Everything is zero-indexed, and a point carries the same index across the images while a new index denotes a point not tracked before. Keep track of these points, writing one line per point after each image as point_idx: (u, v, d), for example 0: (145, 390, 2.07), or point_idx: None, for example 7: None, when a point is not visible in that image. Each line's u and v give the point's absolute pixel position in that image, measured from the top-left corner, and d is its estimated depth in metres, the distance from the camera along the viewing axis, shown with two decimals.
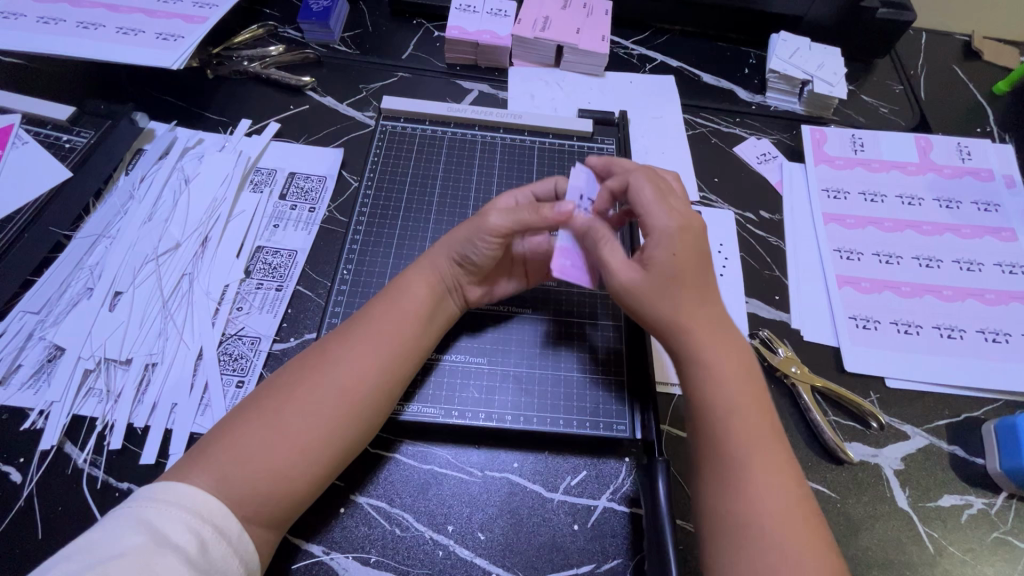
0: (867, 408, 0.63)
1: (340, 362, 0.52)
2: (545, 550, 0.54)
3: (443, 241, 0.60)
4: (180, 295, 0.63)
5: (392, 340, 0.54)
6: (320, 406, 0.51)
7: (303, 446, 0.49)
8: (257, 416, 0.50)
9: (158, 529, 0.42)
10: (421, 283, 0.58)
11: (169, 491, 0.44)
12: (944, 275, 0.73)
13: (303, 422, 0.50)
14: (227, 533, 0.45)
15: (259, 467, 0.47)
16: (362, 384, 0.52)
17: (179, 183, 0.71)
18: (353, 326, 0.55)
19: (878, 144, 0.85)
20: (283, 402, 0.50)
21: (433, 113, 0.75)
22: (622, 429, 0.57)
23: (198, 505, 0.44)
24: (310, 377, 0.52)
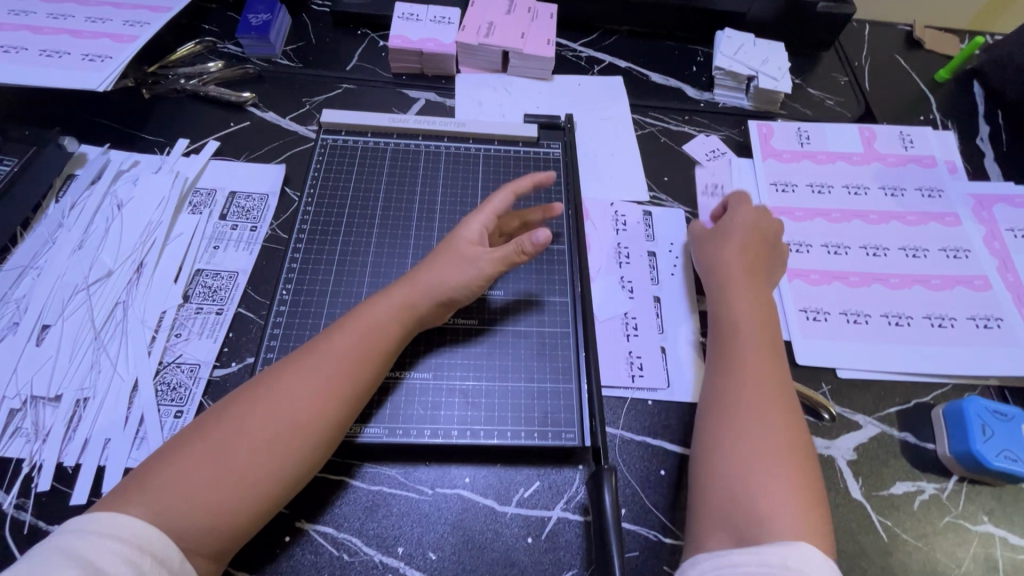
0: (818, 400, 0.63)
1: (298, 395, 0.50)
2: (499, 566, 0.53)
3: (420, 267, 0.58)
4: (114, 325, 0.61)
5: (354, 368, 0.52)
6: (273, 437, 0.49)
7: (248, 477, 0.47)
8: (204, 444, 0.48)
9: (89, 561, 0.40)
10: (387, 304, 0.55)
11: (102, 522, 0.42)
12: (891, 263, 0.74)
13: (254, 454, 0.48)
14: (167, 562, 0.43)
15: (202, 498, 0.46)
16: (318, 415, 0.50)
17: (112, 208, 0.69)
18: (313, 351, 0.53)
19: (823, 136, 0.86)
20: (232, 431, 0.49)
21: (376, 125, 0.74)
22: (571, 437, 0.56)
23: (134, 534, 0.42)
24: (265, 405, 0.50)
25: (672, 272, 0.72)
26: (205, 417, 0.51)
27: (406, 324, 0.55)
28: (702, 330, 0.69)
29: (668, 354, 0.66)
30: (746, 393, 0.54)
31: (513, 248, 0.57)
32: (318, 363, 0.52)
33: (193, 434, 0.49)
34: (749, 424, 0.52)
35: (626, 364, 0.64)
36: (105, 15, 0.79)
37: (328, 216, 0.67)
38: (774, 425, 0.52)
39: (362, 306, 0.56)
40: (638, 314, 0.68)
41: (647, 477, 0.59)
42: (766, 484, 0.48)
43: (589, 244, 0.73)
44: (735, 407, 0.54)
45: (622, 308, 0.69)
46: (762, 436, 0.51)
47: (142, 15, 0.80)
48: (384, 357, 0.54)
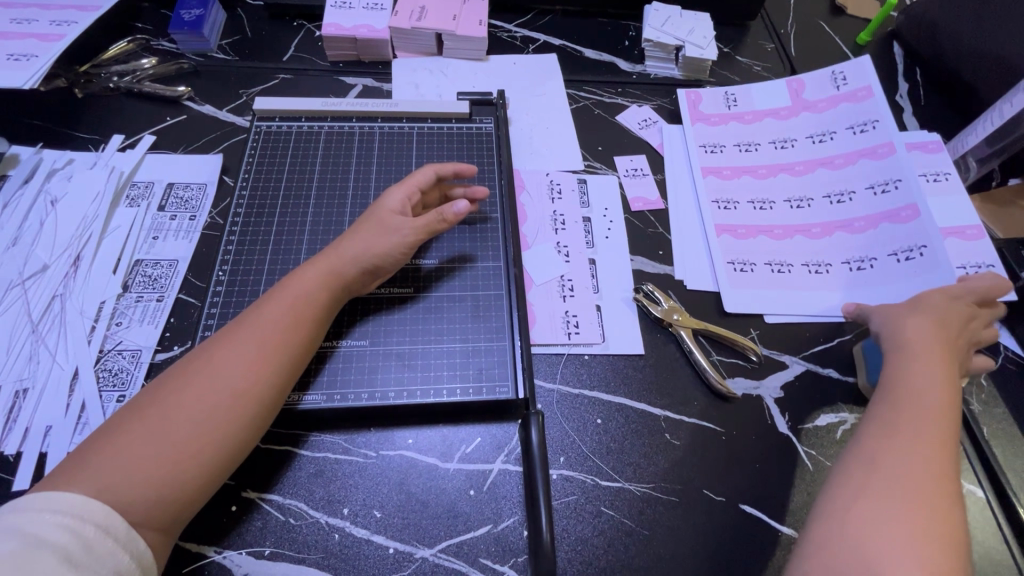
0: (745, 343, 0.67)
1: (231, 362, 0.52)
2: (443, 518, 0.55)
3: (346, 238, 0.60)
4: (52, 317, 0.61)
5: (287, 334, 0.54)
6: (214, 407, 0.50)
7: (195, 447, 0.48)
8: (142, 423, 0.48)
9: (28, 533, 0.40)
10: (313, 271, 0.58)
11: (39, 500, 0.42)
12: (813, 213, 0.78)
13: (197, 425, 0.49)
14: (114, 530, 0.43)
15: (145, 475, 0.46)
16: (257, 379, 0.52)
17: (46, 205, 0.69)
18: (242, 323, 0.54)
19: (750, 97, 0.90)
20: (170, 407, 0.49)
21: (309, 109, 0.76)
22: (506, 391, 0.59)
23: (74, 507, 0.42)
24: (200, 378, 0.51)
25: (606, 235, 0.75)
26: (139, 398, 0.51)
27: (333, 289, 0.58)
28: (637, 286, 0.71)
29: (602, 311, 0.69)
30: (913, 442, 0.50)
31: (435, 218, 0.61)
32: (250, 333, 0.53)
33: (128, 416, 0.49)
34: (905, 474, 0.48)
35: (562, 322, 0.67)
36: (31, 16, 0.79)
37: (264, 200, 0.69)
38: (900, 531, 0.44)
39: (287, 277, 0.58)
40: (573, 276, 0.71)
41: (583, 425, 0.61)
42: (893, 543, 0.44)
43: (524, 213, 0.76)
44: (863, 502, 0.47)
45: (557, 271, 0.71)
46: (885, 533, 0.44)
47: (68, 15, 0.80)
48: (315, 322, 0.56)
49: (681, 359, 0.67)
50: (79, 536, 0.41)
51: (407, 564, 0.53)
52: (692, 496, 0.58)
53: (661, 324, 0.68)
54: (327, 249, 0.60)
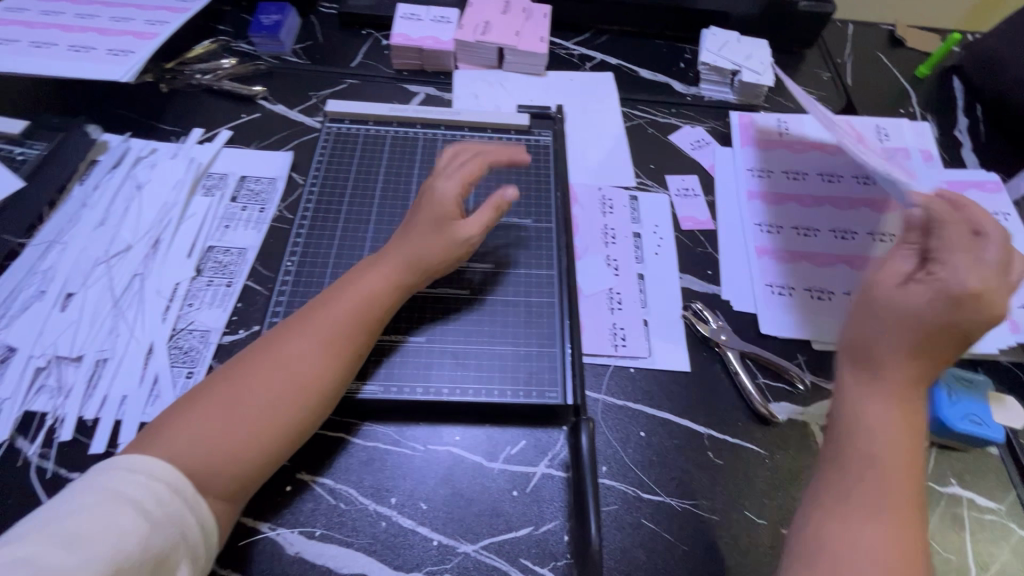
0: (790, 369, 0.67)
1: (298, 350, 0.54)
2: (485, 516, 0.56)
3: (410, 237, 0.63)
4: (132, 294, 0.66)
5: (351, 331, 0.57)
6: (282, 392, 0.52)
7: (262, 429, 0.51)
8: (214, 401, 0.51)
9: (113, 487, 0.44)
10: (378, 271, 0.60)
11: (124, 459, 0.46)
12: (857, 246, 0.78)
13: (265, 408, 0.51)
14: (183, 493, 0.46)
15: (212, 448, 0.49)
16: (322, 371, 0.54)
17: (131, 189, 0.74)
18: (309, 316, 0.57)
19: (802, 126, 0.90)
20: (240, 389, 0.52)
21: (378, 114, 0.80)
22: (555, 396, 0.61)
23: (153, 469, 0.46)
24: (269, 365, 0.54)
25: (655, 251, 0.76)
26: (213, 376, 0.54)
27: (396, 291, 0.60)
28: (685, 304, 0.72)
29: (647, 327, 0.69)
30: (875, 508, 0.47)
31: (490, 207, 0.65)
32: (316, 326, 0.56)
33: (200, 394, 0.52)
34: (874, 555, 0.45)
35: (608, 334, 0.68)
36: (128, 15, 0.85)
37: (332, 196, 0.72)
38: None
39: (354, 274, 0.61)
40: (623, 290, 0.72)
41: (626, 437, 0.62)
42: None
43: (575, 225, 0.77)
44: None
45: (605, 284, 0.72)
46: None
47: (161, 15, 0.86)
48: (376, 321, 0.59)
49: (725, 378, 0.67)
50: (153, 493, 0.44)
51: (450, 558, 0.54)
52: (733, 517, 0.58)
53: (706, 343, 0.69)
54: (391, 247, 0.63)
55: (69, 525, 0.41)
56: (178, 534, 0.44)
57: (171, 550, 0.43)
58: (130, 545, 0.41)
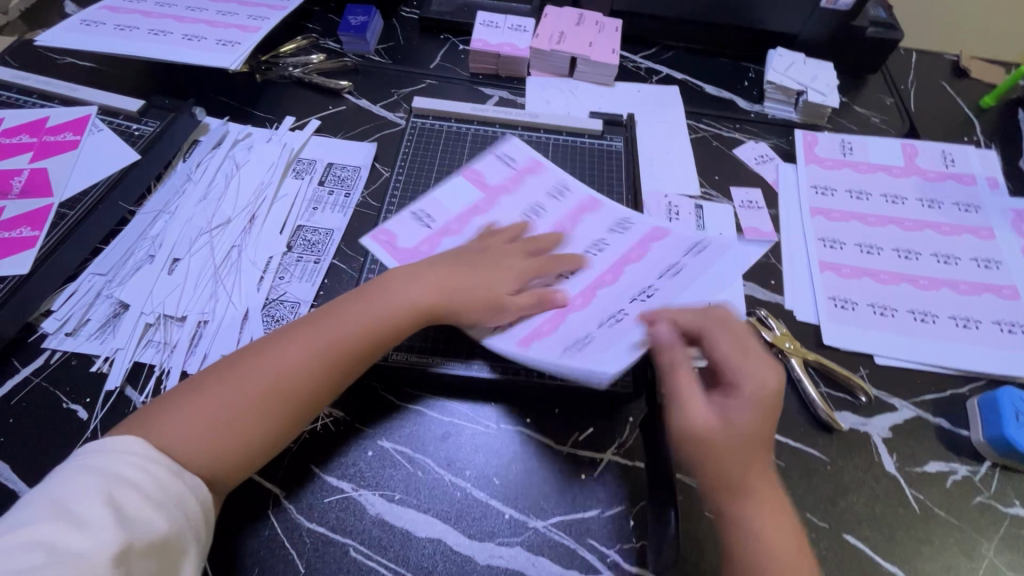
0: (855, 381, 0.68)
1: (279, 355, 0.55)
2: (554, 495, 0.59)
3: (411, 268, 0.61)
4: (230, 264, 0.71)
5: (348, 349, 0.57)
6: (259, 397, 0.53)
7: (248, 432, 0.52)
8: (206, 397, 0.52)
9: (110, 472, 0.46)
10: (407, 294, 0.60)
11: (116, 445, 0.47)
12: (921, 266, 0.79)
13: (250, 411, 0.52)
14: (181, 478, 0.48)
15: (190, 441, 0.50)
16: (311, 382, 0.55)
17: (231, 168, 0.79)
18: (303, 324, 0.57)
19: (866, 148, 0.92)
20: (233, 387, 0.53)
21: (460, 112, 0.84)
22: (626, 386, 0.63)
23: (145, 451, 0.48)
24: (248, 366, 0.54)
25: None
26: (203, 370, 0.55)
27: (417, 319, 0.60)
28: (748, 311, 0.74)
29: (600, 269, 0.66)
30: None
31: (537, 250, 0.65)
32: (316, 336, 0.56)
33: (199, 384, 0.53)
34: None
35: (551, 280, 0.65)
36: (233, 10, 0.92)
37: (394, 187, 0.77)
38: None
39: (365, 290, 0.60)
40: (606, 235, 0.68)
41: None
42: None
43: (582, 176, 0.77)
44: None
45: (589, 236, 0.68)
46: None
47: (263, 11, 0.92)
48: (381, 342, 0.58)
49: (789, 385, 0.68)
50: (152, 478, 0.46)
51: (522, 532, 0.57)
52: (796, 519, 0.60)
53: (771, 349, 0.70)
54: (442, 269, 0.61)
55: (76, 508, 0.43)
56: (181, 517, 0.47)
57: (178, 529, 0.46)
58: (140, 527, 0.44)
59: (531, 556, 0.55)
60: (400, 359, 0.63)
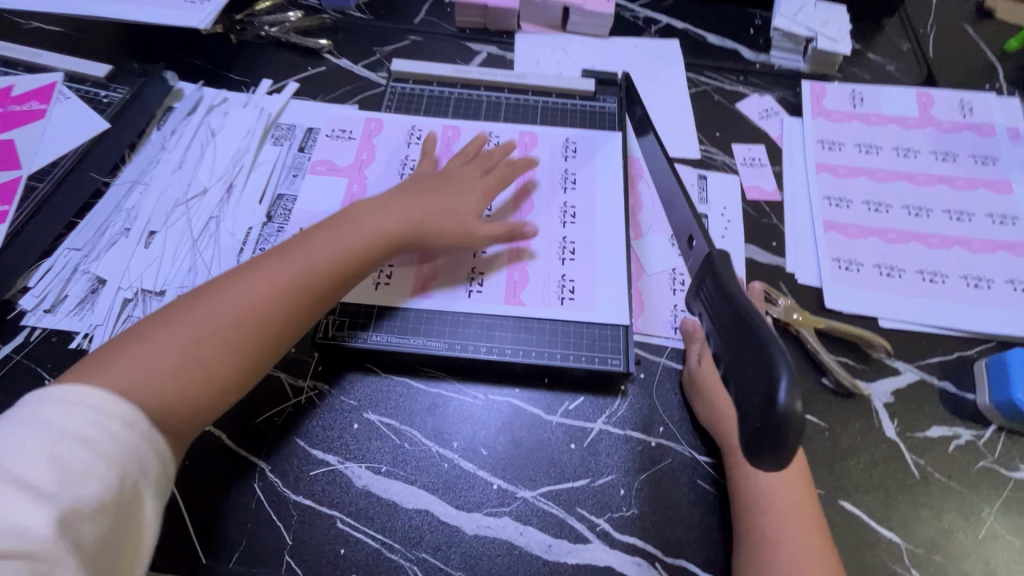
0: (869, 337, 0.65)
1: (253, 287, 0.52)
2: (544, 465, 0.58)
3: (384, 207, 0.61)
4: (208, 235, 0.68)
5: (320, 275, 0.55)
6: (233, 332, 0.50)
7: (217, 368, 0.49)
8: (168, 337, 0.48)
9: (59, 423, 0.40)
10: (373, 221, 0.59)
11: (62, 394, 0.42)
12: (932, 224, 0.75)
13: (218, 344, 0.49)
14: (140, 426, 0.43)
15: (160, 380, 0.46)
16: (285, 314, 0.53)
17: (206, 136, 0.76)
18: (276, 255, 0.55)
19: (878, 99, 0.86)
20: (199, 320, 0.49)
21: (441, 74, 0.80)
22: (617, 363, 0.61)
23: (93, 398, 0.42)
24: (221, 300, 0.51)
25: (723, 234, 0.74)
26: (166, 310, 0.51)
27: (386, 246, 0.59)
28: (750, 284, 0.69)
29: (605, 279, 0.66)
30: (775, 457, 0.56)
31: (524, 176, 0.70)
32: (284, 263, 0.54)
33: (159, 321, 0.50)
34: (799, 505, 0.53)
35: (557, 287, 0.65)
36: None
37: (375, 167, 0.73)
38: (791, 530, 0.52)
39: (338, 220, 0.59)
40: (567, 198, 0.71)
41: (668, 401, 0.62)
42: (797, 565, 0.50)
43: (579, 164, 0.74)
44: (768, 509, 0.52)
45: (600, 242, 0.68)
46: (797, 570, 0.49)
47: None
48: (355, 272, 0.57)
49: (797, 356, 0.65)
50: (105, 430, 0.41)
51: (510, 502, 0.56)
52: None
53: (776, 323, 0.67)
54: (397, 199, 0.62)
55: (18, 467, 0.38)
56: (139, 471, 0.42)
57: (133, 489, 0.42)
58: (89, 492, 0.39)
59: (519, 526, 0.55)
60: (377, 338, 0.61)
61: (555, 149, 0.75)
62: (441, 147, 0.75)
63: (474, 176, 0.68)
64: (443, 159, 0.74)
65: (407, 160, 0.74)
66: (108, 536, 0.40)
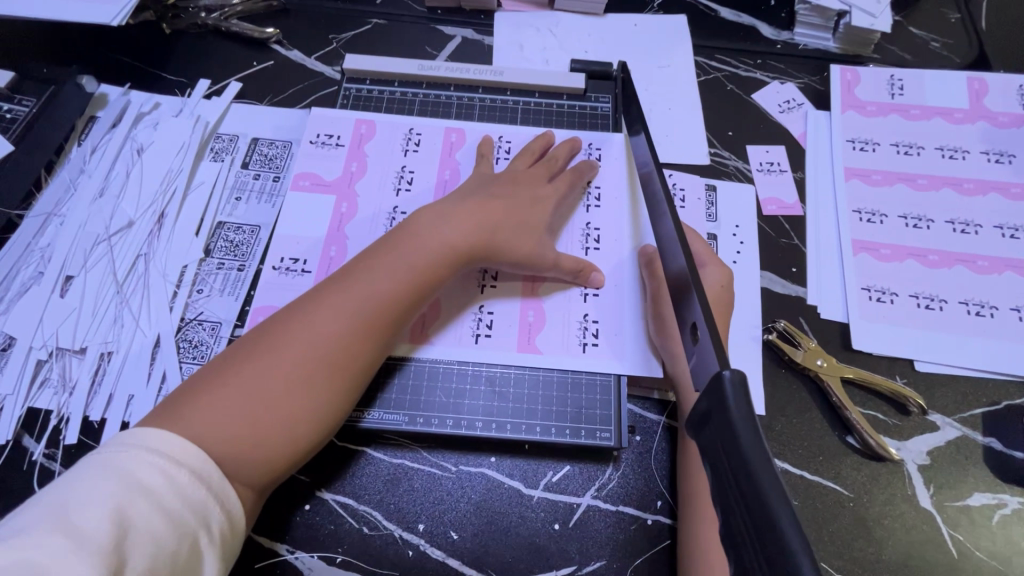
0: (904, 392, 0.56)
1: (323, 318, 0.47)
2: (523, 552, 0.50)
3: (452, 218, 0.54)
4: (136, 278, 0.59)
5: (386, 300, 0.49)
6: (309, 370, 0.46)
7: (287, 409, 0.44)
8: (242, 378, 0.44)
9: (125, 472, 0.37)
10: (450, 228, 0.54)
11: (134, 439, 0.39)
12: (981, 243, 0.64)
13: (289, 383, 0.45)
14: (206, 480, 0.39)
15: (233, 430, 0.42)
16: (354, 343, 0.48)
17: (132, 154, 0.66)
18: (344, 281, 0.50)
19: (920, 86, 0.73)
20: (269, 357, 0.45)
21: (404, 72, 0.68)
22: (607, 437, 0.53)
23: (164, 448, 0.39)
24: (294, 334, 0.47)
25: (734, 258, 0.64)
26: (235, 348, 0.47)
27: (453, 262, 0.53)
28: (768, 323, 0.60)
29: (631, 317, 0.57)
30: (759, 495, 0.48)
31: (575, 175, 0.61)
32: (349, 291, 0.49)
33: (227, 362, 0.46)
34: None
35: (577, 330, 0.56)
36: None
37: (367, 181, 0.62)
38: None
39: (405, 234, 0.53)
40: (588, 218, 0.61)
41: (668, 471, 0.53)
42: None
43: (599, 173, 0.64)
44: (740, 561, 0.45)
45: (622, 274, 0.59)
46: None
47: None
48: (422, 292, 0.51)
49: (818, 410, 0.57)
50: (171, 482, 0.38)
51: None
52: None
53: (798, 370, 0.58)
54: (461, 209, 0.56)
55: (74, 518, 0.34)
56: (201, 525, 0.38)
57: (193, 545, 0.37)
58: (144, 550, 0.35)
59: None
60: None
61: (574, 155, 0.64)
62: (443, 156, 0.64)
63: (541, 178, 0.60)
64: (446, 168, 0.63)
65: (405, 169, 0.63)
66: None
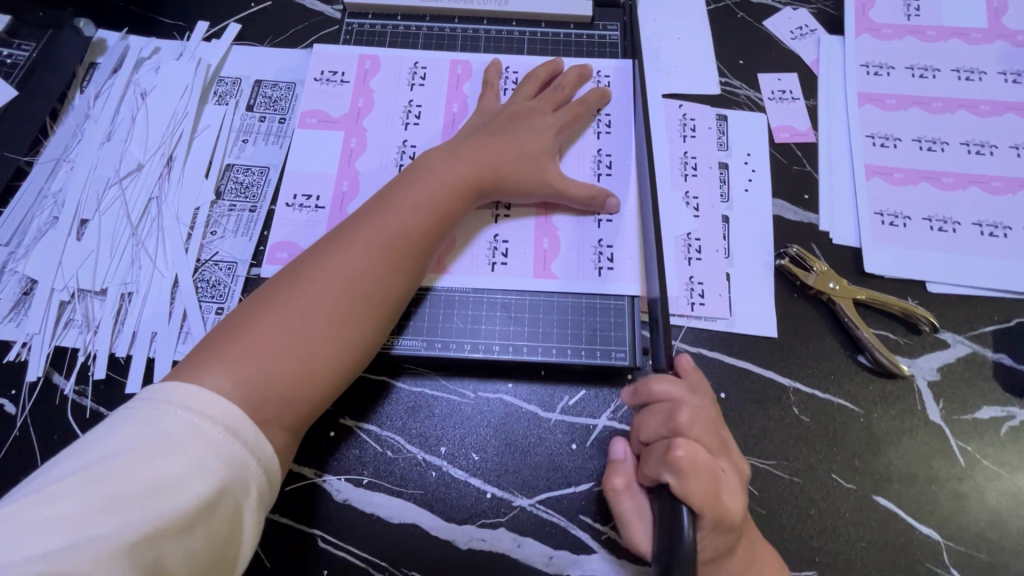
0: (916, 311, 0.57)
1: (347, 257, 0.47)
2: (542, 470, 0.52)
3: (465, 153, 0.54)
4: (149, 221, 0.59)
5: (411, 240, 0.50)
6: (338, 308, 0.46)
7: (321, 351, 0.45)
8: (272, 320, 0.44)
9: (157, 428, 0.37)
10: (465, 161, 0.54)
11: (168, 393, 0.38)
12: (996, 163, 0.63)
13: (322, 324, 0.45)
14: (241, 435, 0.39)
15: (270, 369, 0.42)
16: (380, 285, 0.48)
17: (136, 98, 0.65)
18: (362, 221, 0.50)
19: (937, 6, 0.71)
20: (297, 301, 0.45)
21: (406, 5, 0.66)
22: (621, 358, 0.54)
23: (200, 403, 0.38)
24: (319, 275, 0.47)
25: (746, 187, 0.63)
26: (262, 293, 0.47)
27: (466, 195, 0.53)
28: (780, 250, 0.61)
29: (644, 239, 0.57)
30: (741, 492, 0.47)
31: (581, 105, 0.60)
32: (372, 233, 0.49)
33: (259, 306, 0.45)
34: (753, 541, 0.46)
35: (592, 255, 0.57)
36: None
37: (374, 117, 0.61)
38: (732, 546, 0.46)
39: (419, 171, 0.53)
40: (599, 146, 0.61)
41: None
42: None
43: (609, 101, 0.63)
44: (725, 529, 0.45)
45: (634, 200, 0.59)
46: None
47: None
48: (439, 233, 0.52)
49: (830, 331, 0.57)
50: (204, 437, 0.37)
51: (506, 511, 0.51)
52: (817, 478, 0.52)
53: (810, 294, 0.58)
54: (467, 145, 0.55)
55: (108, 472, 0.34)
56: (238, 481, 0.37)
57: (229, 503, 0.37)
58: (175, 508, 0.34)
59: (517, 537, 0.50)
60: None
61: (583, 83, 0.63)
62: (449, 89, 0.63)
63: (546, 109, 0.59)
64: (453, 100, 0.62)
65: (411, 103, 0.62)
66: (205, 554, 0.36)
